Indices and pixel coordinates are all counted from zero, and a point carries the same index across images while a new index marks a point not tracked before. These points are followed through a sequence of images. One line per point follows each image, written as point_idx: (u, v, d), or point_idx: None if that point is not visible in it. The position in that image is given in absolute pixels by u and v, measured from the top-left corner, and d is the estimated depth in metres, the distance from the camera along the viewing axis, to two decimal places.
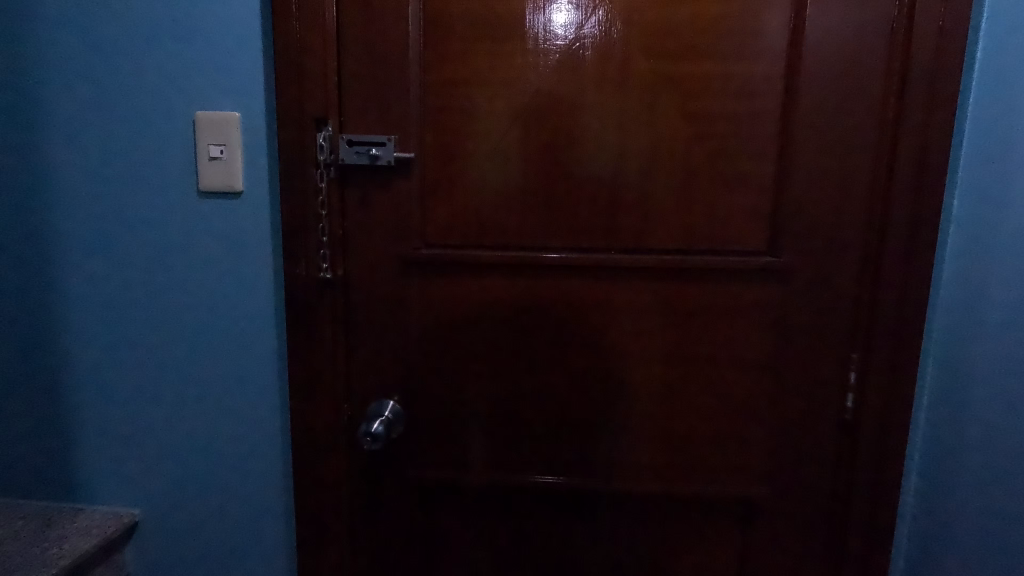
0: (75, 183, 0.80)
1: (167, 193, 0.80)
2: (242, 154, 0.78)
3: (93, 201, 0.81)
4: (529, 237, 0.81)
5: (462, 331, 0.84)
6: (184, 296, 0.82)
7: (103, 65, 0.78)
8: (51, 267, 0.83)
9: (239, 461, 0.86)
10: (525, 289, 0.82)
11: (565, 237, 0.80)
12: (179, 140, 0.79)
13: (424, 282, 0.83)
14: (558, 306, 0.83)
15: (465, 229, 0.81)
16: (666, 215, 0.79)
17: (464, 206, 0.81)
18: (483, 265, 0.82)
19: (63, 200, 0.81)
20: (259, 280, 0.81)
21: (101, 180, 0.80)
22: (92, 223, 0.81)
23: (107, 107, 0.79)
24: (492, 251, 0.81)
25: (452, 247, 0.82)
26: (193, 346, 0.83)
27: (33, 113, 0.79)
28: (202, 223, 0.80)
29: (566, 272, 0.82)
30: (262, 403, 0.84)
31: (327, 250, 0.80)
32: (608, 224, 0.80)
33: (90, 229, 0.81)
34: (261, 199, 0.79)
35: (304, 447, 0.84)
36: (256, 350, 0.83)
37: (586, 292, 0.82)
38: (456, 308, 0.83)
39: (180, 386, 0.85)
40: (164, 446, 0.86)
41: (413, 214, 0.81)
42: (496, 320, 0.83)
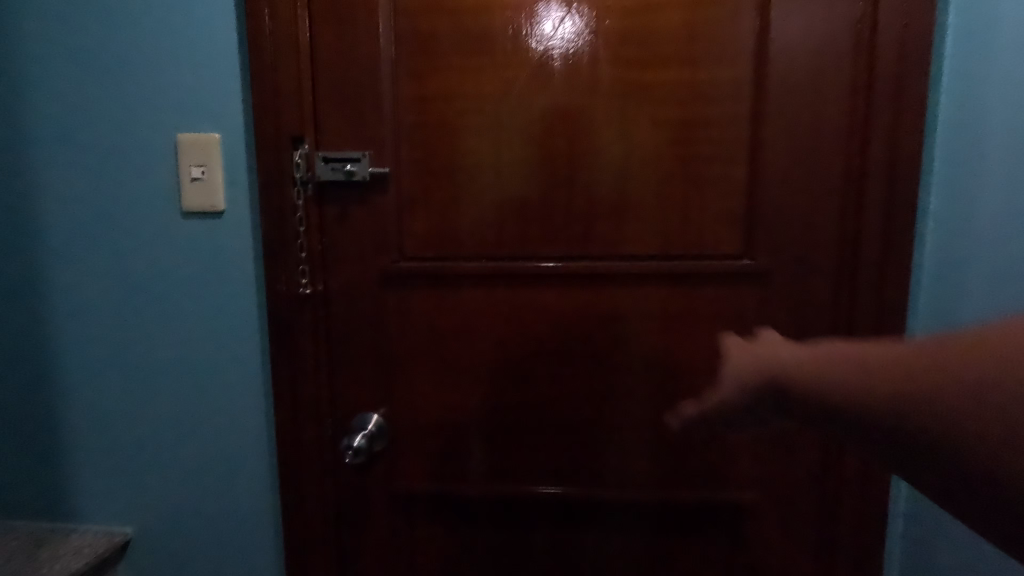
0: (62, 206, 0.82)
1: (151, 214, 0.81)
2: (222, 173, 0.79)
3: (78, 224, 0.83)
4: (504, 248, 0.81)
5: (442, 342, 0.84)
6: (170, 316, 0.83)
7: (86, 92, 0.80)
8: (39, 289, 0.85)
9: (228, 478, 0.86)
10: (502, 299, 0.83)
11: (542, 246, 0.81)
12: (162, 163, 0.80)
13: (404, 295, 0.83)
14: (537, 315, 0.82)
15: (442, 242, 0.82)
16: (642, 222, 0.79)
17: (440, 219, 0.81)
18: (460, 277, 0.82)
19: (49, 223, 0.83)
20: (241, 297, 0.82)
21: (88, 203, 0.82)
22: (78, 245, 0.83)
23: (92, 133, 0.80)
24: (470, 263, 0.82)
25: (428, 259, 0.82)
26: (180, 364, 0.84)
27: (21, 139, 0.82)
28: (186, 243, 0.81)
29: (543, 281, 0.82)
30: (248, 419, 0.85)
31: (306, 265, 0.81)
32: (583, 232, 0.80)
33: (77, 251, 0.83)
34: (241, 217, 0.80)
35: (289, 462, 0.84)
36: (241, 368, 0.83)
37: (561, 301, 0.82)
38: (436, 320, 0.83)
39: (168, 405, 0.85)
40: (155, 464, 0.87)
41: (389, 229, 0.81)
42: (474, 332, 0.84)
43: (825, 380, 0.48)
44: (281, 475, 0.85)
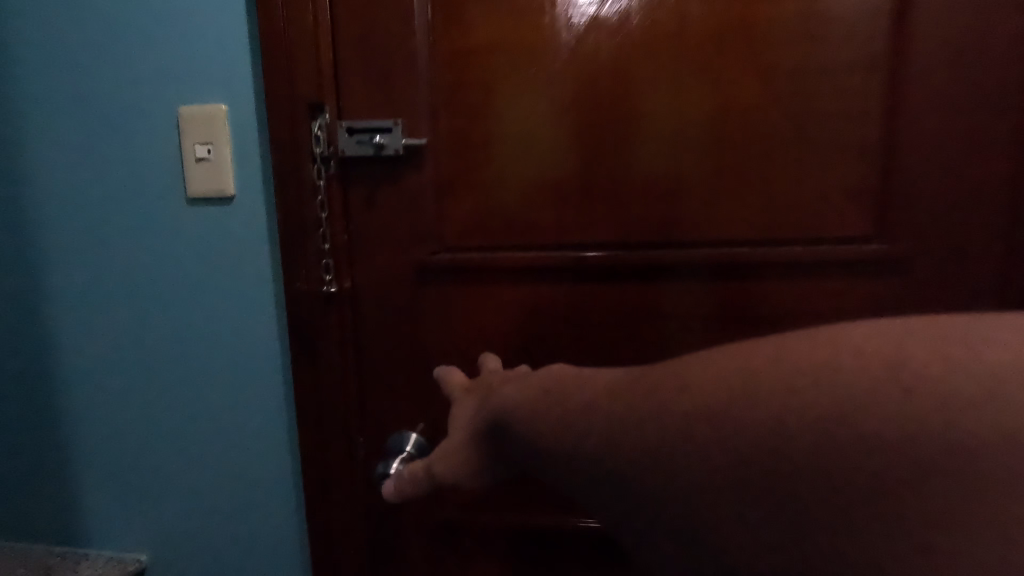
0: (58, 193, 0.72)
1: (154, 200, 0.71)
2: (230, 151, 0.68)
3: (76, 212, 0.72)
4: (565, 233, 0.67)
5: (492, 347, 0.70)
6: (179, 316, 0.73)
7: (77, 59, 0.69)
8: (38, 286, 0.75)
9: (250, 499, 0.76)
10: (563, 295, 0.68)
11: (613, 232, 0.66)
12: (163, 142, 0.69)
13: (445, 292, 0.70)
14: (607, 317, 0.68)
15: (489, 227, 0.68)
16: (731, 198, 0.64)
17: (488, 200, 0.67)
18: (511, 269, 0.68)
19: (44, 212, 0.73)
20: (259, 294, 0.70)
21: (85, 189, 0.72)
22: (77, 237, 0.73)
23: (87, 109, 0.70)
24: (525, 254, 0.68)
25: (474, 249, 0.69)
26: (192, 371, 0.74)
27: (12, 118, 0.72)
28: (195, 233, 0.70)
29: (614, 276, 0.67)
30: (270, 434, 0.74)
31: (329, 258, 0.68)
32: (665, 215, 0.65)
33: (76, 243, 0.73)
34: (255, 203, 0.69)
35: (316, 487, 0.73)
36: (261, 375, 0.72)
37: (636, 296, 0.67)
38: (485, 323, 0.70)
39: (181, 417, 0.75)
40: (169, 483, 0.77)
41: (426, 212, 0.68)
42: (529, 335, 0.69)
43: (653, 401, 0.29)
44: (307, 499, 0.73)
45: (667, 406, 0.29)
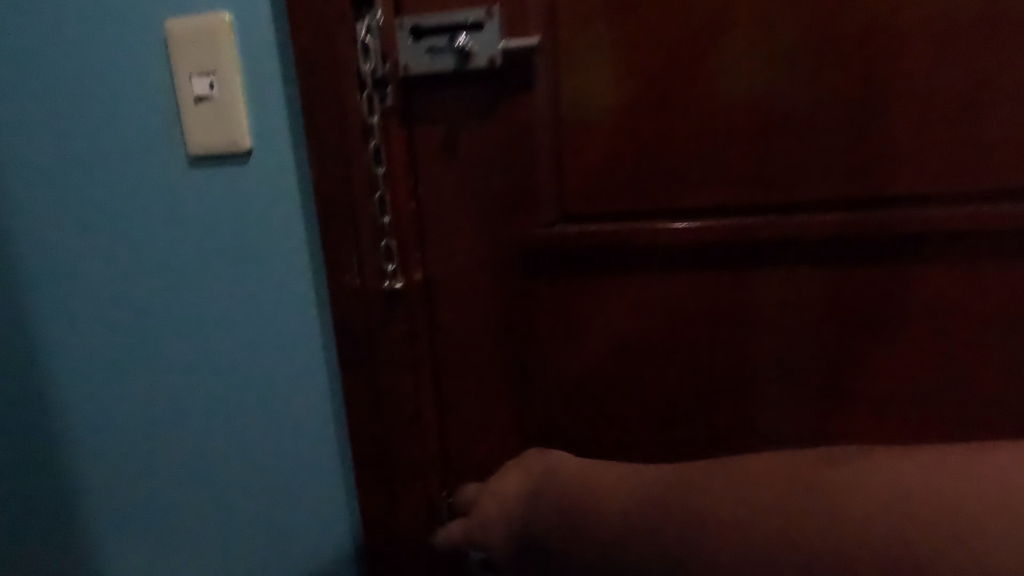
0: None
1: (137, 155, 0.49)
2: (244, 86, 0.47)
3: (25, 173, 0.50)
4: (754, 190, 0.44)
5: (635, 362, 0.48)
6: (182, 320, 0.51)
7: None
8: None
9: (293, 572, 0.54)
10: (746, 285, 0.46)
11: (810, 186, 0.44)
12: (141, 72, 0.48)
13: (563, 284, 0.47)
14: (794, 314, 0.46)
15: (620, 186, 0.44)
16: (994, 133, 0.42)
17: (625, 143, 0.44)
18: (666, 247, 0.46)
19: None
20: (290, 287, 0.49)
21: (35, 141, 0.49)
22: (28, 209, 0.50)
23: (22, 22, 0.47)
24: (671, 228, 0.45)
25: (610, 217, 0.45)
26: (205, 396, 0.52)
27: None
28: (197, 203, 0.49)
29: (806, 253, 0.45)
30: (318, 483, 0.52)
31: (391, 238, 0.45)
32: (893, 157, 0.43)
33: (28, 219, 0.51)
34: (281, 160, 0.48)
35: (383, 562, 0.51)
36: (298, 401, 0.51)
37: (853, 284, 0.45)
38: (612, 331, 0.48)
39: (186, 464, 0.53)
40: (180, 551, 0.55)
41: (538, 162, 0.44)
42: (692, 344, 0.47)
43: (702, 492, 0.40)
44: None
45: (615, 511, 0.41)
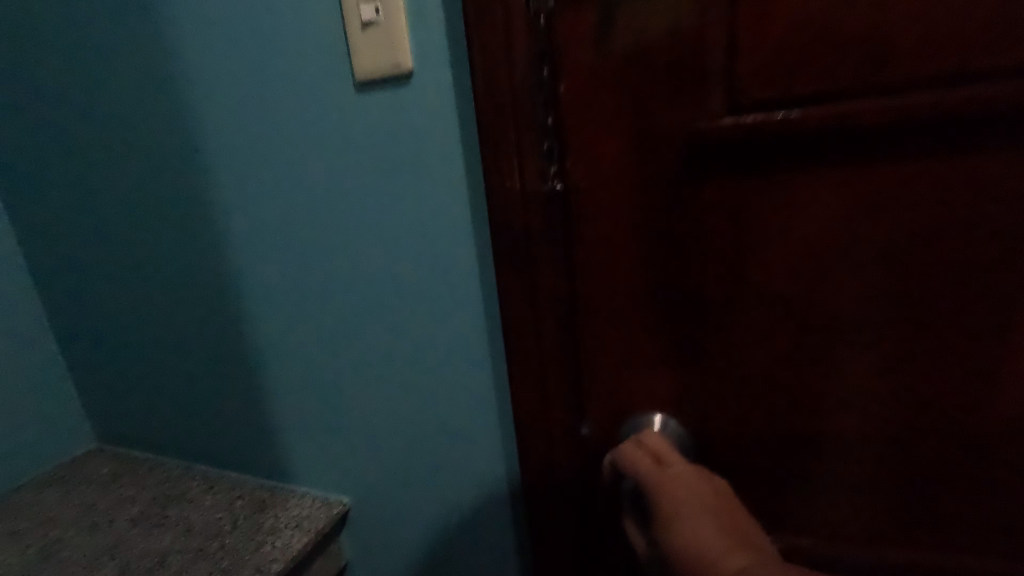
0: (209, 106, 0.62)
1: (317, 93, 0.56)
2: (406, 8, 0.50)
3: (237, 127, 0.61)
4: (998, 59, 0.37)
5: (821, 265, 0.45)
6: (358, 244, 0.60)
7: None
8: (211, 222, 0.68)
9: (451, 461, 0.63)
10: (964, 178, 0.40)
11: None
12: (320, 7, 0.53)
13: (714, 181, 0.46)
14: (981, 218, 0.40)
15: (788, 67, 0.41)
16: None
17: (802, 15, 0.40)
18: (871, 133, 0.41)
19: (205, 135, 0.64)
20: (446, 199, 0.54)
21: (240, 98, 0.60)
22: (239, 158, 0.63)
23: None
24: (847, 110, 0.40)
25: (795, 107, 0.42)
26: (378, 309, 0.61)
27: (157, 10, 0.62)
28: (364, 125, 0.55)
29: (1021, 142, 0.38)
30: (469, 386, 0.59)
31: (551, 141, 0.48)
32: None
33: (241, 166, 0.63)
34: (441, 77, 0.51)
35: (534, 453, 0.57)
36: (453, 303, 0.57)
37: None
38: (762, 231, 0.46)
39: (364, 353, 0.64)
40: (365, 434, 0.68)
41: (704, 52, 0.43)
42: (892, 248, 0.42)
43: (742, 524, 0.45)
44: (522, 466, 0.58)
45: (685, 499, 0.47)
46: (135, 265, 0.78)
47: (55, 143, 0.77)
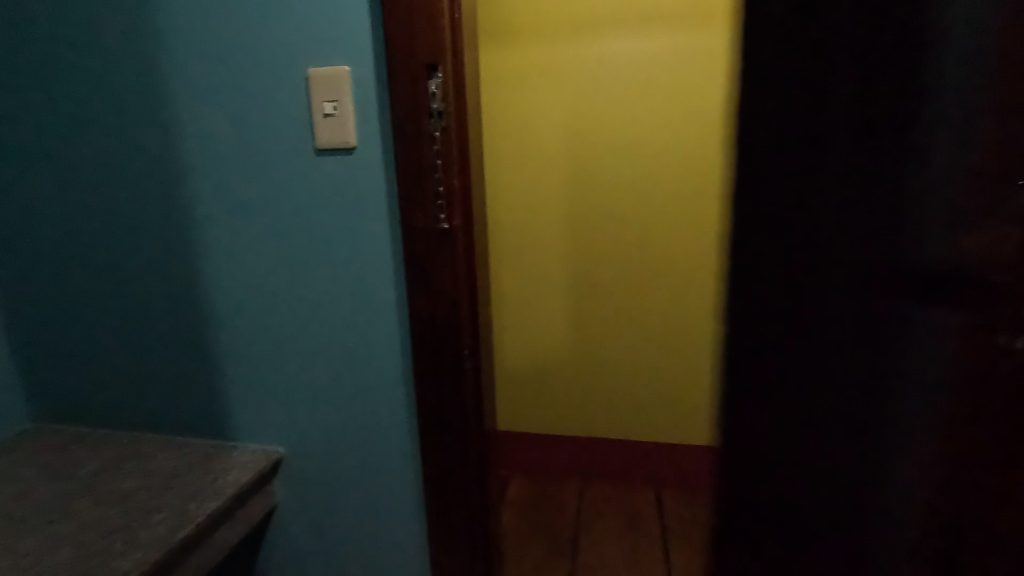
0: (199, 162, 0.90)
1: (292, 156, 0.86)
2: (353, 108, 0.82)
3: (227, 171, 0.89)
4: None
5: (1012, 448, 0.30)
6: (312, 258, 0.90)
7: (227, 43, 0.84)
8: (189, 243, 0.94)
9: (369, 406, 0.94)
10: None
11: None
12: (296, 101, 0.84)
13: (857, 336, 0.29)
14: None
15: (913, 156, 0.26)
16: None
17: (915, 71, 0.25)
18: None
19: (199, 175, 0.91)
20: (375, 231, 0.86)
21: (227, 159, 0.89)
22: (227, 193, 0.90)
23: (225, 85, 0.86)
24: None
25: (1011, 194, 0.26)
26: (323, 303, 0.91)
27: (163, 95, 0.89)
28: (321, 180, 0.86)
29: None
30: (383, 352, 0.91)
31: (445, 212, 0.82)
32: None
33: (227, 199, 0.90)
34: (373, 152, 0.83)
35: (428, 391, 0.90)
36: (376, 298, 0.89)
37: None
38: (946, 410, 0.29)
39: (307, 336, 0.93)
40: (306, 393, 0.96)
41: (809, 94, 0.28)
42: None
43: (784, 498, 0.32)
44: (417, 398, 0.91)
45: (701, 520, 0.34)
46: (108, 273, 0.99)
47: (49, 174, 0.98)
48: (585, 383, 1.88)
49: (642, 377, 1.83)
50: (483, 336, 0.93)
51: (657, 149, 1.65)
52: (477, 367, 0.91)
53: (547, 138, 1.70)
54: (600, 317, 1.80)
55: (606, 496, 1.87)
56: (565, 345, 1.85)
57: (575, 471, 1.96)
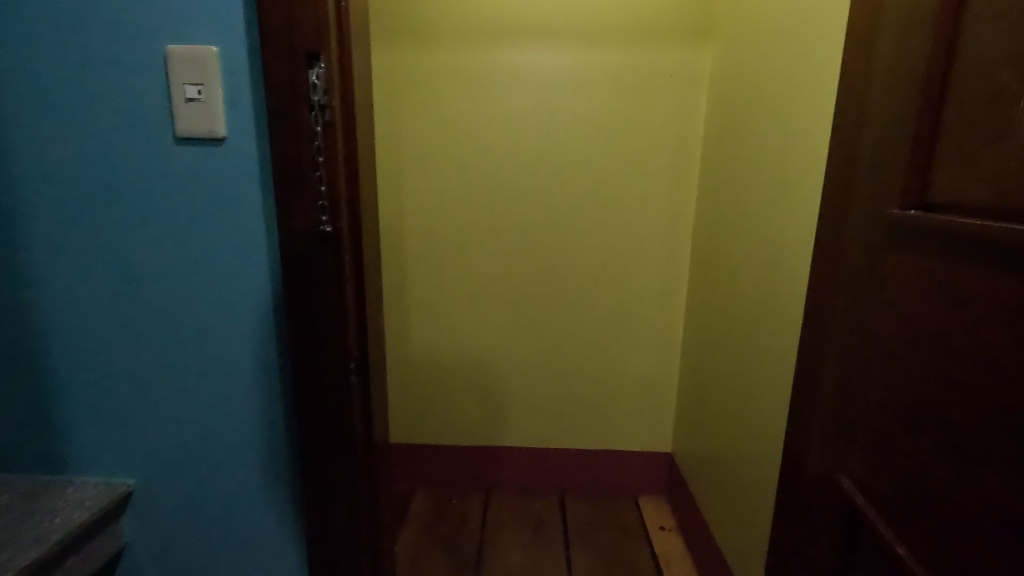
0: (25, 145, 0.76)
1: (145, 143, 0.75)
2: (222, 95, 0.73)
3: (63, 157, 0.76)
4: None
5: None
6: (169, 261, 0.78)
7: (62, 6, 0.71)
8: (11, 241, 0.79)
9: (241, 425, 0.85)
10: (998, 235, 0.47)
11: None
12: (152, 81, 0.73)
13: None
14: None
15: None
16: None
17: None
18: None
19: (25, 159, 0.76)
20: (249, 234, 0.77)
21: (62, 144, 0.75)
22: (61, 183, 0.76)
23: (59, 55, 0.73)
24: None
25: None
26: (185, 312, 0.80)
27: None
28: (183, 173, 0.76)
29: None
30: (258, 367, 0.82)
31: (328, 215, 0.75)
32: None
33: (61, 189, 0.77)
34: (246, 145, 0.75)
35: (309, 409, 0.82)
36: (250, 308, 0.80)
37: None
38: None
39: (165, 351, 0.82)
40: (164, 415, 0.84)
41: None
42: None
43: None
44: (297, 416, 0.83)
45: None
46: None
47: None
48: (494, 392, 1.85)
49: (549, 385, 1.84)
50: (373, 348, 0.87)
51: (565, 161, 1.65)
52: (365, 382, 0.85)
53: (455, 143, 1.65)
54: (508, 327, 1.78)
55: (512, 505, 1.86)
56: (472, 353, 1.81)
57: (482, 481, 1.94)
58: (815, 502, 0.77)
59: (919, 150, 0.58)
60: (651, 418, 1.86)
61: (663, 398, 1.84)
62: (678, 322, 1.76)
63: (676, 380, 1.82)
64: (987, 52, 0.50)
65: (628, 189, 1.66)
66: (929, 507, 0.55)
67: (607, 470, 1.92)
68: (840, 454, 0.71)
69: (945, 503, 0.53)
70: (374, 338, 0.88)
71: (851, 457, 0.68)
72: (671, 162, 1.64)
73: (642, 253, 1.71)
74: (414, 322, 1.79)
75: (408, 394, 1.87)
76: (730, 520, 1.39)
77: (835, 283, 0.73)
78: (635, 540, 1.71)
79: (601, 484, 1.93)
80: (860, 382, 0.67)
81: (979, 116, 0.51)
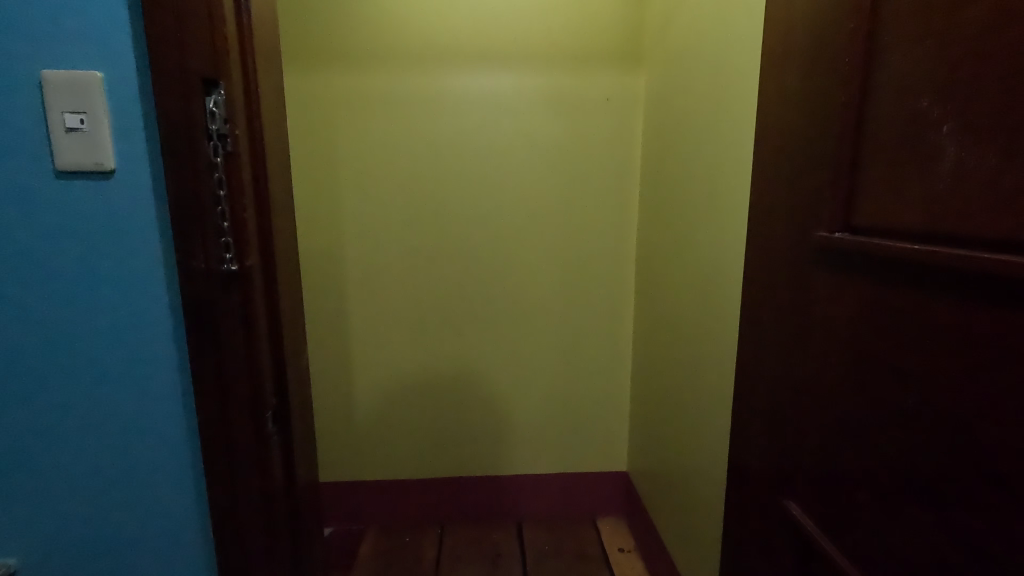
0: None
1: (16, 175, 0.66)
2: (109, 124, 0.66)
3: None
4: None
5: None
6: (50, 307, 0.69)
7: None
8: None
9: (145, 483, 0.76)
10: (938, 259, 0.46)
11: None
12: (22, 109, 0.65)
13: None
14: None
15: None
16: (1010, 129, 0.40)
17: None
18: None
19: None
20: (145, 272, 0.70)
21: None
22: None
23: None
24: None
25: None
26: (75, 359, 0.71)
27: None
28: (63, 209, 0.68)
29: None
30: (163, 418, 0.74)
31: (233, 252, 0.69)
32: None
33: None
34: (139, 177, 0.68)
35: (220, 462, 0.74)
36: (149, 353, 0.72)
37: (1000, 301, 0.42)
38: None
39: (47, 408, 0.72)
40: (52, 477, 0.73)
41: None
42: None
43: None
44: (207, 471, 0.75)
45: None
46: None
47: None
48: (444, 420, 1.79)
49: (500, 409, 1.79)
50: (292, 391, 0.81)
51: (506, 181, 1.64)
52: (284, 426, 0.79)
53: (394, 167, 1.60)
54: (456, 352, 1.73)
55: (468, 539, 1.78)
56: (420, 381, 1.75)
57: (434, 515, 1.85)
58: (761, 522, 0.76)
59: (839, 173, 0.58)
60: (605, 437, 1.84)
61: (616, 417, 1.82)
62: (628, 340, 1.76)
63: (627, 398, 1.81)
64: (901, 78, 0.51)
65: (571, 209, 1.67)
66: (878, 527, 0.54)
67: (564, 494, 1.88)
68: (782, 472, 0.70)
69: (891, 519, 0.52)
70: (293, 380, 0.82)
71: (794, 474, 0.67)
72: (612, 181, 1.66)
73: (588, 273, 1.71)
74: (357, 353, 1.71)
75: (354, 428, 1.77)
76: (682, 537, 1.38)
77: (769, 299, 0.72)
78: (594, 564, 1.66)
79: (558, 509, 1.89)
80: (797, 399, 0.66)
81: (897, 139, 0.52)
